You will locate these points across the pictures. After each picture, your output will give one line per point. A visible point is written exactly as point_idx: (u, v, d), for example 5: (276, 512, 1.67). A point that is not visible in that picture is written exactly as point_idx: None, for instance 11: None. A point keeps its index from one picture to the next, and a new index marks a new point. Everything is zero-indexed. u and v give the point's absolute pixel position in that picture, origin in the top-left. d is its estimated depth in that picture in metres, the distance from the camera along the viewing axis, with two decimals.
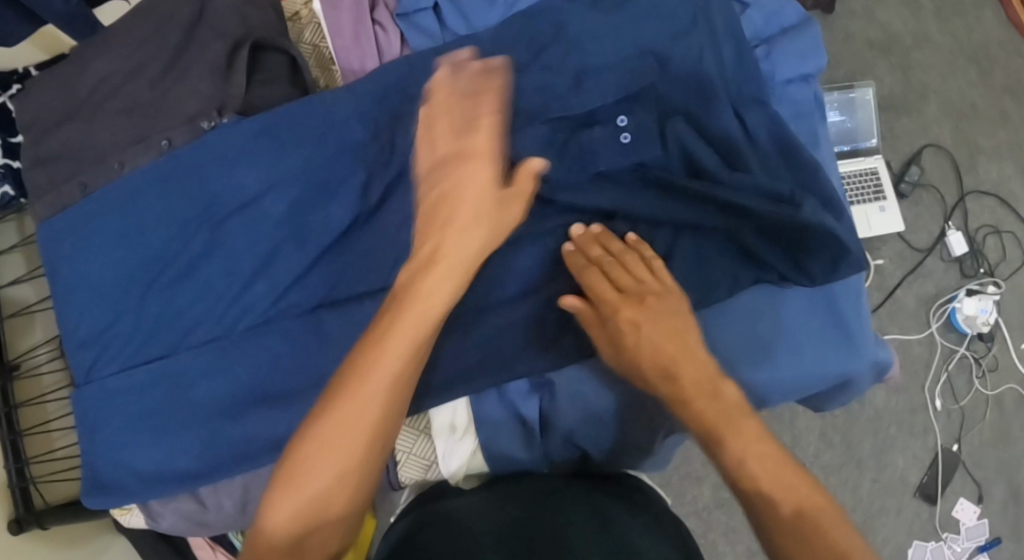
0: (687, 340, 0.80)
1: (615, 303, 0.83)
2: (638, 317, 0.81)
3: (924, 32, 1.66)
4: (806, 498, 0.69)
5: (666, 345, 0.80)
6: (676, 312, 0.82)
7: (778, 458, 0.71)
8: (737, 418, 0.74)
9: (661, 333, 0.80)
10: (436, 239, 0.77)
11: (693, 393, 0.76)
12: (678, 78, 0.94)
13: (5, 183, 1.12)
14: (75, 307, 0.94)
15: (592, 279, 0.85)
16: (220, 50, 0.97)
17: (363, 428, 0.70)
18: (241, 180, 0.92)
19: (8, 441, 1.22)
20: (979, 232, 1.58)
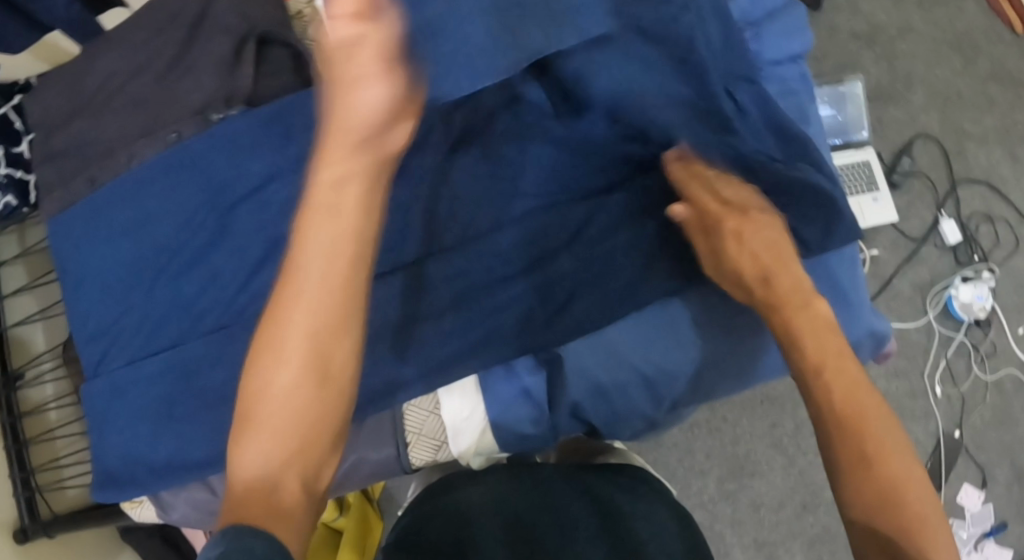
0: (787, 253, 0.83)
1: (720, 210, 0.86)
2: (738, 226, 0.84)
3: (908, 24, 1.69)
4: (873, 423, 0.72)
5: (766, 254, 0.83)
6: (776, 227, 0.85)
7: (854, 379, 0.74)
8: (822, 342, 0.76)
9: (764, 246, 0.83)
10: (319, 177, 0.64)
11: (787, 300, 0.80)
12: (670, 56, 0.94)
13: (8, 192, 1.13)
14: (87, 296, 0.98)
15: (694, 189, 0.88)
16: (225, 44, 1.01)
17: (313, 338, 0.63)
18: (250, 167, 0.95)
19: (14, 450, 1.23)
20: (972, 219, 1.60)
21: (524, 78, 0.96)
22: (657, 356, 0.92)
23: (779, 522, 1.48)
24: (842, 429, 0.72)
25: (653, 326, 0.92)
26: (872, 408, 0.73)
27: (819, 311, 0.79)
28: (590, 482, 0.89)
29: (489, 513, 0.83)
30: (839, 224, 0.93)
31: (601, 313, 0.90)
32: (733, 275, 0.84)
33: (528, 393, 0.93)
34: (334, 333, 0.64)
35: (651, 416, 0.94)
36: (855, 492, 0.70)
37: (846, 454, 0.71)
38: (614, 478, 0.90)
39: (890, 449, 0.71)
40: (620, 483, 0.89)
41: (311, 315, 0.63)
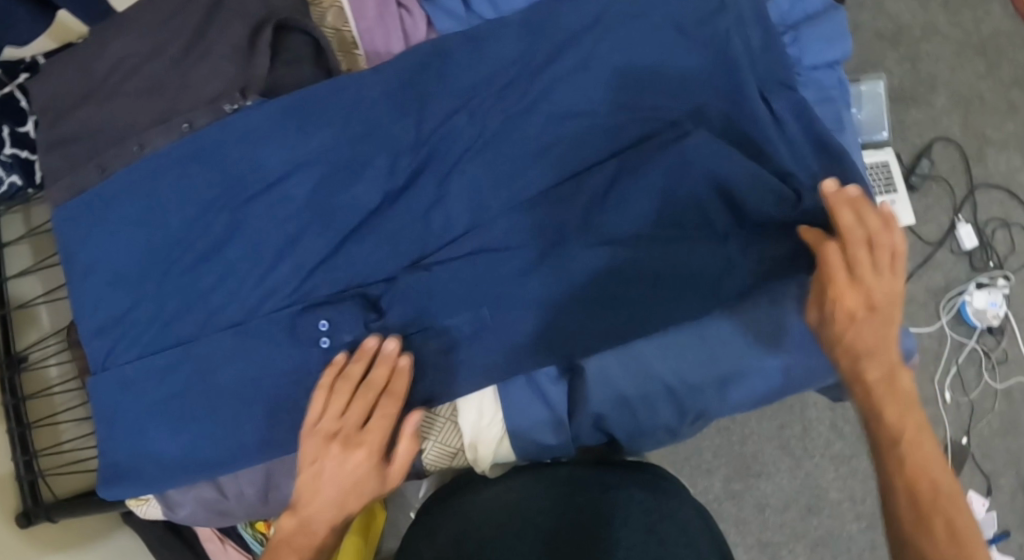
0: (887, 323, 0.81)
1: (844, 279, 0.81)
2: (852, 304, 0.80)
3: (934, 24, 1.66)
4: (945, 499, 0.74)
5: (867, 336, 0.80)
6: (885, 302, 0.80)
7: (931, 459, 0.77)
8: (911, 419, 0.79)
9: (867, 330, 0.80)
10: (300, 495, 0.84)
11: (879, 387, 0.80)
12: (704, 66, 0.93)
13: (14, 173, 1.10)
14: (97, 288, 0.95)
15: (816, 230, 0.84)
16: (240, 32, 0.97)
17: None
18: (266, 160, 0.93)
19: (18, 434, 1.21)
20: (989, 225, 1.59)
21: (551, 80, 0.94)
22: (681, 366, 0.90)
23: (784, 524, 1.47)
24: (915, 505, 0.75)
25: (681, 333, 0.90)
26: (946, 487, 0.75)
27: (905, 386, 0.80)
28: (611, 485, 0.86)
29: (502, 530, 0.82)
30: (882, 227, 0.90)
31: (630, 321, 0.88)
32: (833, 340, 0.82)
33: (544, 396, 0.91)
34: None
35: (674, 428, 0.92)
36: None
37: (913, 531, 0.74)
38: (628, 476, 0.87)
39: (960, 523, 0.73)
40: (641, 483, 0.86)
41: None
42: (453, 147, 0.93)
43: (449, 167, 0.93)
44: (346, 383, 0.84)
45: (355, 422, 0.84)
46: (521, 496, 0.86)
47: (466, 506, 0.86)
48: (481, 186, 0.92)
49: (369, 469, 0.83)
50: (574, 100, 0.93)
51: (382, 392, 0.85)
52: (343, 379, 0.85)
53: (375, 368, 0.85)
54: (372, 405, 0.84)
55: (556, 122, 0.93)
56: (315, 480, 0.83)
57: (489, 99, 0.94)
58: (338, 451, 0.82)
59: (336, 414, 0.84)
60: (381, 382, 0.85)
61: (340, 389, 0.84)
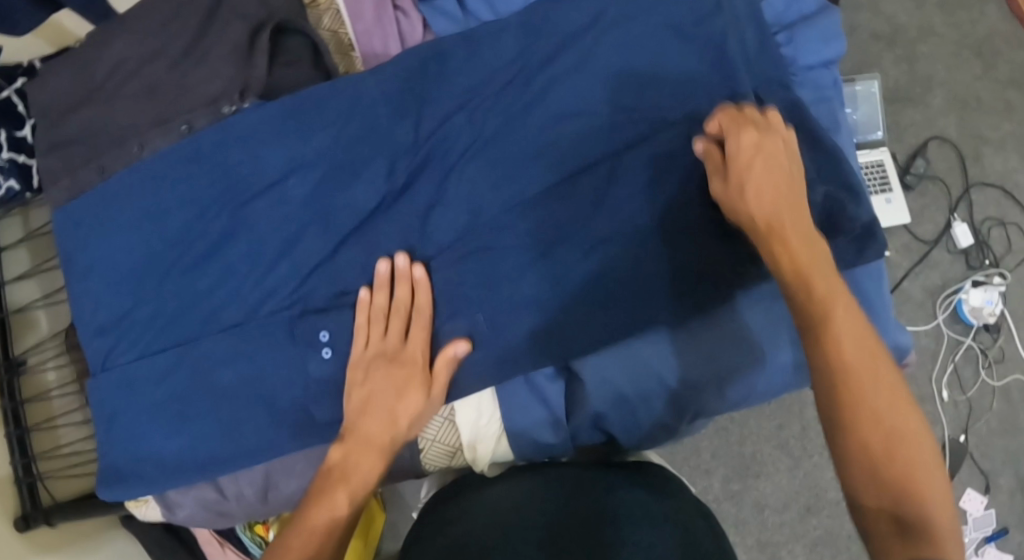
0: (793, 198, 0.80)
1: (777, 184, 0.81)
2: (754, 158, 0.82)
3: (930, 25, 1.67)
4: (859, 363, 0.71)
5: (777, 187, 0.81)
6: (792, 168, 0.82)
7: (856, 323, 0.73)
8: (875, 365, 0.71)
9: (778, 182, 0.81)
10: (351, 422, 0.85)
11: (782, 238, 0.78)
12: (701, 66, 0.93)
13: (11, 177, 1.10)
14: (97, 291, 0.95)
15: (738, 137, 0.82)
16: (241, 32, 0.97)
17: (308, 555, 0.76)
18: (265, 162, 0.93)
19: (17, 436, 1.21)
20: (984, 224, 1.59)
21: (550, 79, 0.94)
22: (681, 366, 0.90)
23: (783, 524, 1.47)
24: (850, 368, 0.71)
25: (680, 332, 0.90)
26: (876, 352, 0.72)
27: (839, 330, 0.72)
28: (620, 483, 0.87)
29: (519, 516, 0.81)
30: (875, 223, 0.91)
31: (629, 322, 0.88)
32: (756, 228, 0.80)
33: (543, 397, 0.92)
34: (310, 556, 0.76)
35: (673, 428, 0.92)
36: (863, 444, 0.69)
37: (848, 396, 0.70)
38: (634, 477, 0.89)
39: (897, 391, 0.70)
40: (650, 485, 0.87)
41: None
42: (452, 148, 0.93)
43: (447, 168, 0.93)
44: (377, 309, 0.89)
45: (395, 342, 0.88)
46: (531, 491, 0.86)
47: (474, 504, 0.86)
48: (478, 187, 0.92)
49: (418, 382, 0.86)
50: (572, 100, 0.93)
51: (418, 312, 0.89)
52: (375, 310, 0.88)
53: (396, 289, 0.89)
54: (407, 325, 0.88)
55: (554, 122, 0.93)
56: (368, 404, 0.85)
57: (486, 100, 0.94)
58: (387, 367, 0.86)
59: (376, 338, 0.88)
60: (418, 302, 0.89)
61: (372, 313, 0.88)
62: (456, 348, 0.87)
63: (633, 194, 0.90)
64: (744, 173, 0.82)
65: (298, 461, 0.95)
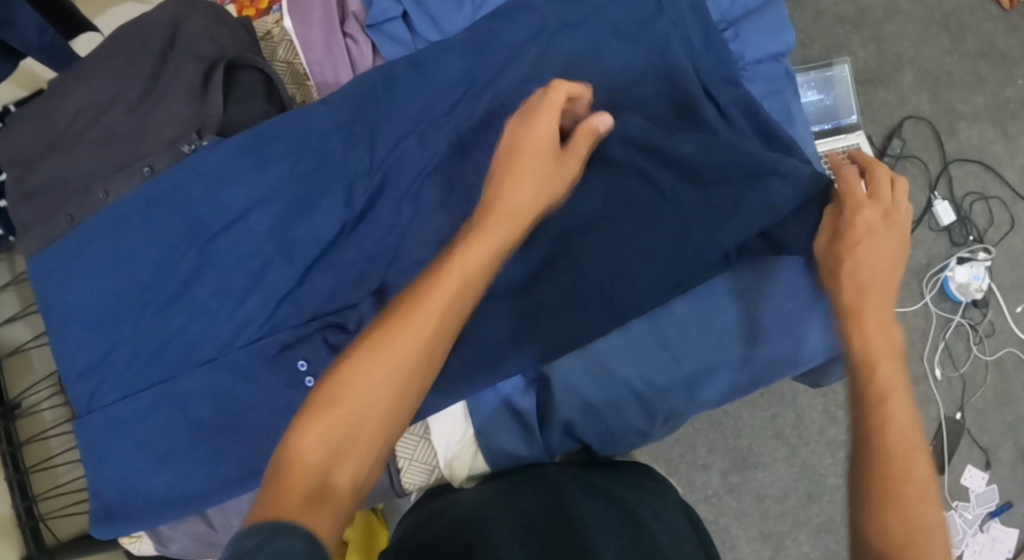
0: (885, 253, 0.83)
1: (880, 277, 0.82)
2: (861, 208, 0.85)
3: (894, 4, 1.67)
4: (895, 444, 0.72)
5: (871, 252, 0.83)
6: (891, 234, 0.84)
7: (893, 398, 0.74)
8: (903, 428, 0.72)
9: (877, 253, 0.83)
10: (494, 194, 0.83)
11: (852, 303, 0.82)
12: (652, 70, 0.95)
13: None
14: (71, 336, 0.96)
15: (862, 218, 0.85)
16: (195, 73, 0.99)
17: (406, 372, 0.73)
18: (226, 199, 0.93)
19: (16, 479, 1.22)
20: (966, 199, 1.59)
21: (503, 92, 0.94)
22: (649, 373, 0.92)
23: (785, 512, 1.47)
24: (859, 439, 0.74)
25: (643, 337, 0.92)
26: (902, 429, 0.72)
27: (876, 383, 0.75)
28: (605, 483, 0.86)
29: (498, 515, 0.80)
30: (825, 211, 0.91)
31: (586, 333, 0.89)
32: (833, 268, 0.85)
33: (516, 410, 0.93)
34: (404, 387, 0.73)
35: (646, 430, 0.93)
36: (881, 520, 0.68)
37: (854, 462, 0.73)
38: (619, 477, 0.89)
39: (916, 477, 0.70)
40: (635, 484, 0.87)
41: (397, 380, 0.72)
42: (407, 172, 0.94)
43: (407, 192, 0.94)
44: (528, 117, 0.85)
45: (535, 128, 0.84)
46: (520, 490, 0.86)
47: (458, 502, 0.86)
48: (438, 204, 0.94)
49: (546, 177, 0.84)
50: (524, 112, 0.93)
51: (557, 107, 0.85)
52: (558, 99, 0.85)
53: (544, 115, 0.84)
54: (550, 121, 0.84)
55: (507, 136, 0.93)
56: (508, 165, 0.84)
57: (440, 120, 0.95)
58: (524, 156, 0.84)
59: (540, 122, 0.84)
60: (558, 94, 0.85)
61: (528, 123, 0.85)
62: (601, 123, 0.85)
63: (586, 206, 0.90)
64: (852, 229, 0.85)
65: None
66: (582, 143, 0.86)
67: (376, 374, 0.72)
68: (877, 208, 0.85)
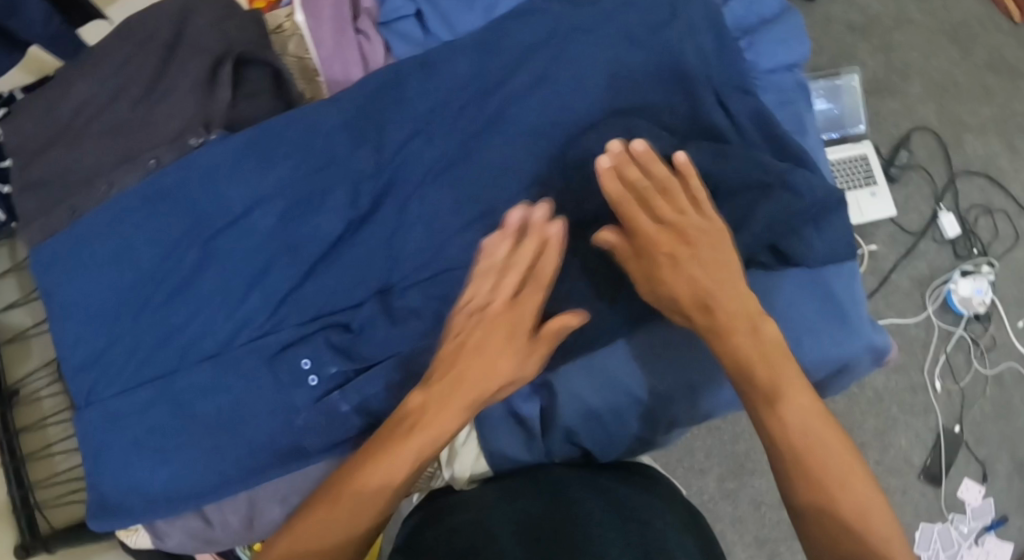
0: (727, 278, 0.75)
1: (737, 298, 0.74)
2: (670, 246, 0.76)
3: (902, 14, 1.68)
4: (822, 456, 0.70)
5: (702, 278, 0.75)
6: (718, 249, 0.76)
7: (809, 411, 0.71)
8: (821, 436, 0.70)
9: (705, 273, 0.75)
10: (456, 362, 0.75)
11: (733, 325, 0.74)
12: (664, 75, 0.94)
13: None
14: (72, 328, 0.95)
15: (700, 250, 0.76)
16: (201, 68, 0.98)
17: (353, 528, 0.71)
18: (230, 195, 0.93)
19: (12, 467, 1.21)
20: (970, 212, 1.59)
21: (511, 94, 0.94)
22: (653, 382, 0.92)
23: (780, 519, 1.47)
24: (791, 464, 0.70)
25: (651, 347, 0.92)
26: (816, 439, 0.70)
27: (787, 407, 0.71)
28: (604, 485, 0.86)
29: (499, 519, 0.79)
30: (828, 223, 0.91)
31: (591, 341, 0.89)
32: (676, 310, 0.77)
33: (517, 414, 0.92)
34: (345, 548, 0.71)
35: (646, 437, 0.93)
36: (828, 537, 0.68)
37: (804, 484, 0.69)
38: (619, 478, 0.88)
39: (858, 477, 0.69)
40: (636, 485, 0.87)
41: (344, 540, 0.71)
42: (414, 172, 0.93)
43: (413, 190, 0.93)
44: (511, 263, 0.77)
45: (511, 287, 0.77)
46: (518, 494, 0.85)
47: (459, 506, 0.85)
48: (444, 208, 0.92)
49: (506, 355, 0.75)
50: (534, 117, 0.93)
51: (540, 277, 0.77)
52: (638, 180, 0.78)
53: (526, 242, 0.77)
54: (518, 288, 0.77)
55: (516, 142, 0.92)
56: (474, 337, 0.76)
57: (450, 121, 0.94)
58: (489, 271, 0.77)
59: (494, 285, 0.77)
60: (550, 261, 0.77)
61: (501, 264, 0.77)
62: (569, 318, 0.76)
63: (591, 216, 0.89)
64: (675, 263, 0.76)
65: (279, 486, 0.94)
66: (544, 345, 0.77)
67: (324, 531, 0.71)
68: (706, 234, 0.77)
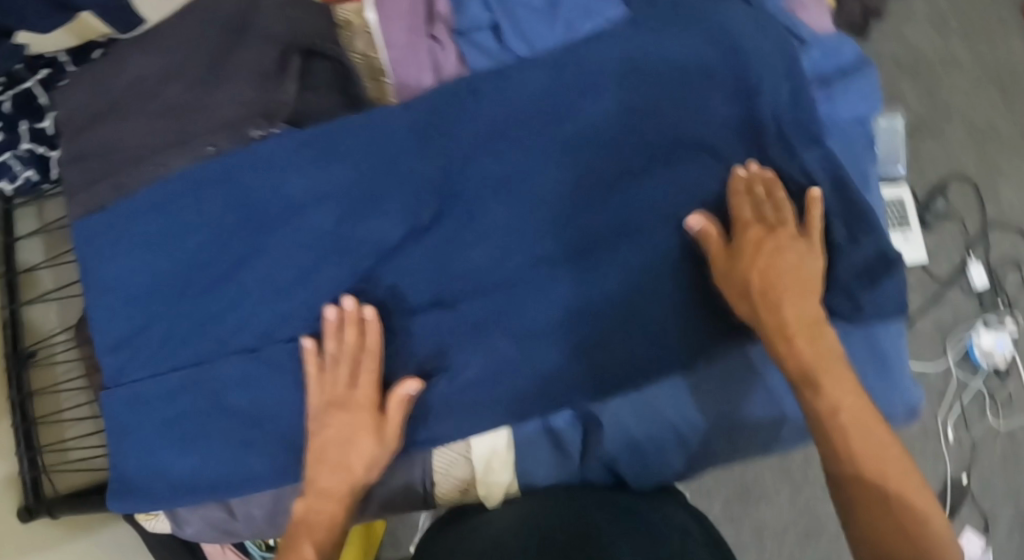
0: (801, 286, 0.84)
1: (805, 303, 0.83)
2: (761, 238, 0.86)
3: (951, 57, 1.66)
4: (872, 447, 0.76)
5: (780, 274, 0.84)
6: (800, 258, 0.85)
7: (866, 414, 0.77)
8: (870, 433, 0.76)
9: (789, 274, 0.84)
10: (329, 434, 0.85)
11: (796, 328, 0.82)
12: (735, 117, 0.94)
13: (30, 167, 1.14)
14: (108, 306, 0.94)
15: (785, 249, 0.85)
16: (269, 56, 0.96)
17: None
18: (287, 192, 0.92)
19: (22, 428, 1.18)
20: (1001, 264, 1.58)
21: (578, 116, 0.93)
22: (695, 416, 0.93)
23: (782, 550, 1.45)
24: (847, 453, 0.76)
25: (695, 385, 0.93)
26: (872, 434, 0.76)
27: (832, 395, 0.78)
28: (633, 498, 0.88)
29: (538, 521, 0.81)
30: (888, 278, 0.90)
31: (636, 376, 0.89)
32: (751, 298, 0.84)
33: (556, 439, 0.93)
34: None
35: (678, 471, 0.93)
36: (868, 526, 0.73)
37: (855, 480, 0.75)
38: (645, 495, 0.90)
39: (903, 478, 0.75)
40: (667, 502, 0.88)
41: None
42: (475, 187, 0.93)
43: (470, 205, 0.92)
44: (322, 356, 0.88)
45: (343, 383, 0.86)
46: (546, 502, 0.87)
47: (491, 519, 0.86)
48: (500, 225, 0.92)
49: (365, 432, 0.85)
50: (600, 142, 0.93)
51: (360, 362, 0.87)
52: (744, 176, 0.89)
53: (346, 332, 0.87)
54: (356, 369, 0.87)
55: (581, 168, 0.92)
56: (332, 431, 0.85)
57: (516, 137, 0.93)
58: (335, 411, 0.86)
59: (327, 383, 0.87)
60: (369, 349, 0.87)
61: (317, 370, 0.88)
62: (407, 388, 0.86)
63: (645, 254, 0.90)
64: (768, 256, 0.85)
65: (306, 486, 0.94)
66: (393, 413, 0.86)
67: None
68: (792, 246, 0.85)
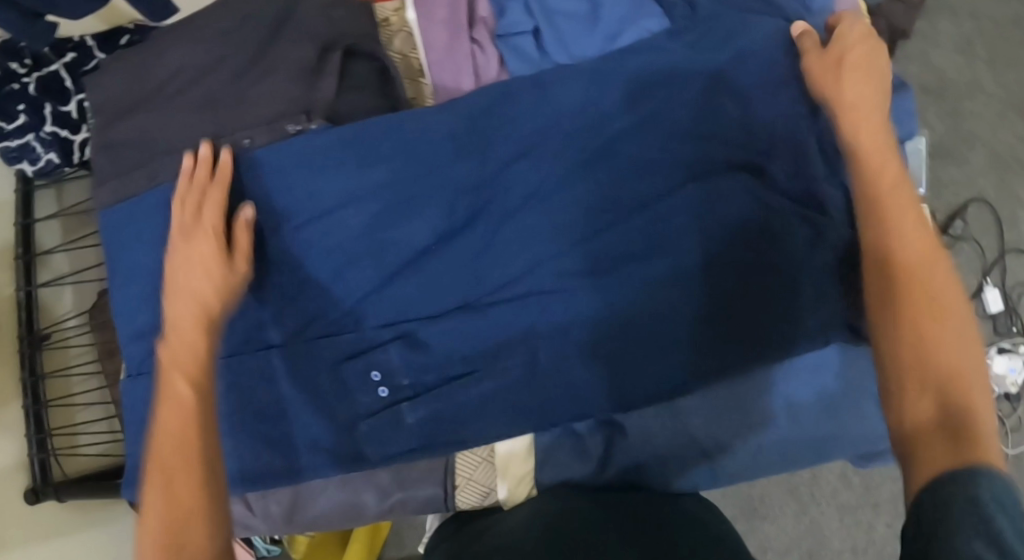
0: (884, 134, 0.85)
1: (881, 144, 0.85)
2: (845, 80, 0.89)
3: (976, 81, 1.66)
4: (925, 273, 0.76)
5: (868, 125, 0.86)
6: (881, 110, 0.87)
7: (931, 253, 0.78)
8: (921, 259, 0.77)
9: (866, 102, 0.87)
10: (176, 261, 0.86)
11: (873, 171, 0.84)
12: (773, 134, 0.93)
13: (52, 150, 1.13)
14: (137, 295, 0.94)
15: (866, 104, 0.87)
16: (310, 53, 0.96)
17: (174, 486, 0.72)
18: (324, 190, 0.92)
19: (32, 411, 1.15)
20: (1016, 290, 1.58)
21: (612, 125, 0.93)
22: (717, 430, 0.93)
23: None
24: (899, 270, 0.77)
25: (719, 399, 0.93)
26: (925, 265, 0.77)
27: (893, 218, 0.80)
28: (653, 499, 0.88)
29: (562, 512, 0.82)
30: None
31: (662, 390, 0.89)
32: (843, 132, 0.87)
33: (576, 449, 0.92)
34: (185, 467, 0.73)
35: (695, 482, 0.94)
36: (901, 341, 0.73)
37: (892, 304, 0.75)
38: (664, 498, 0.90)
39: (955, 342, 0.73)
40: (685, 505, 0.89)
41: (178, 470, 0.73)
42: (510, 192, 0.93)
43: (504, 210, 0.93)
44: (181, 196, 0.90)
45: (189, 214, 0.88)
46: (569, 496, 0.88)
47: (513, 515, 0.87)
48: (531, 231, 0.92)
49: (209, 257, 0.86)
50: (636, 151, 0.93)
51: (217, 203, 0.89)
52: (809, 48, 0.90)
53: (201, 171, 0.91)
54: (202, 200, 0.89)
55: (617, 178, 0.92)
56: (192, 253, 0.86)
57: (552, 143, 0.93)
58: (180, 243, 0.87)
59: (194, 219, 0.88)
60: (221, 190, 0.89)
61: (192, 203, 0.89)
62: (248, 212, 0.89)
63: (674, 265, 0.90)
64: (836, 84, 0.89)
65: (326, 483, 0.94)
66: (241, 238, 0.88)
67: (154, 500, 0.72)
68: (873, 107, 0.87)
